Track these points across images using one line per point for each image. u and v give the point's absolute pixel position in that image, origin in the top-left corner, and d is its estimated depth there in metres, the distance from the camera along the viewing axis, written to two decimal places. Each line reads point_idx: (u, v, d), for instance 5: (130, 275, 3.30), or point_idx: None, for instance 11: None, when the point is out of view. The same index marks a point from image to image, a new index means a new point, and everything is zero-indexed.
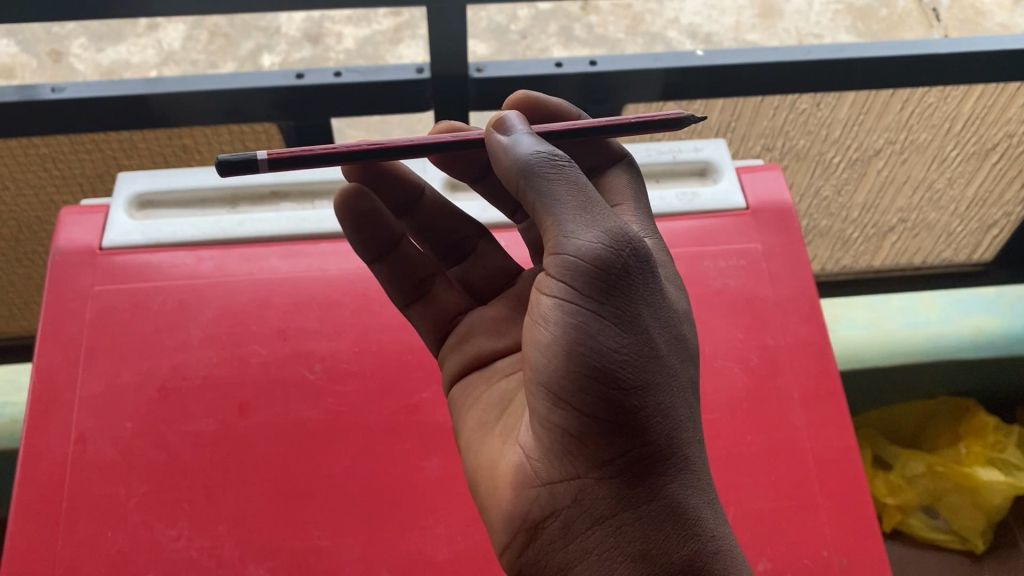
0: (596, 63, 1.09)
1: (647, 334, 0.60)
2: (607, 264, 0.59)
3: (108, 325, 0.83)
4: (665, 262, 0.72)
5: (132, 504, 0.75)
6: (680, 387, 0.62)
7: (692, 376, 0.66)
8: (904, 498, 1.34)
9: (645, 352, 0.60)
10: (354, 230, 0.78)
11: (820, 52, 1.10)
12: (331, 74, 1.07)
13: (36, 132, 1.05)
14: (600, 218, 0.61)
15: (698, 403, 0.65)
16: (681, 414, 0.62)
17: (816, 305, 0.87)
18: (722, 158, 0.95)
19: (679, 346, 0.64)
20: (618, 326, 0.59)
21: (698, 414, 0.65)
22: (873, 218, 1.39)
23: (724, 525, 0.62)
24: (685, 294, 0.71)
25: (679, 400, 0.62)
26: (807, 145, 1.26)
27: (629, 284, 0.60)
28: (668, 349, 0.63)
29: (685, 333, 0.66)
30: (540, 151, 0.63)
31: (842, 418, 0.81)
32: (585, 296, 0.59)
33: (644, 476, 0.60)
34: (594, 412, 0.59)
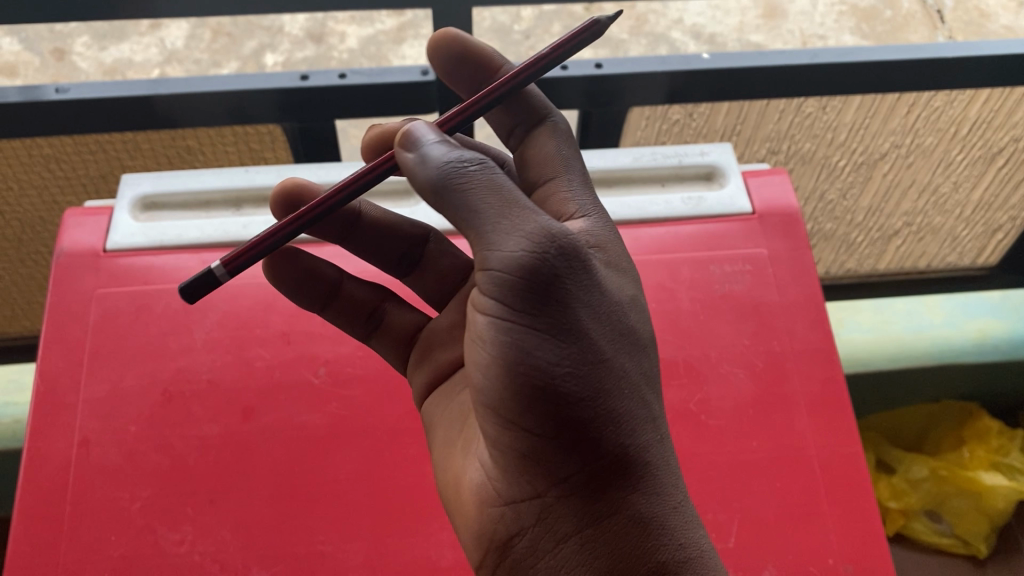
0: (601, 66, 1.09)
1: (590, 339, 0.59)
2: (539, 274, 0.56)
3: (112, 328, 0.83)
4: (611, 244, 0.69)
5: (136, 508, 0.75)
6: (631, 384, 0.61)
7: (644, 367, 0.64)
8: (907, 502, 1.33)
9: (590, 360, 0.59)
10: (294, 292, 0.77)
11: (827, 56, 1.09)
12: (336, 75, 1.06)
13: (41, 133, 1.05)
14: (525, 227, 0.56)
15: (653, 394, 0.65)
16: (633, 415, 0.61)
17: (822, 311, 0.86)
18: (729, 162, 0.94)
19: (629, 338, 0.62)
20: (558, 337, 0.58)
21: (654, 406, 0.64)
22: (877, 221, 1.39)
23: (693, 519, 0.63)
24: (633, 273, 0.70)
25: (631, 401, 0.61)
26: (812, 149, 1.26)
27: (564, 291, 0.58)
28: (615, 346, 0.61)
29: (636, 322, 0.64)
30: (448, 157, 0.58)
31: (851, 425, 0.80)
32: (520, 313, 0.57)
33: (604, 485, 0.61)
34: (543, 432, 0.59)
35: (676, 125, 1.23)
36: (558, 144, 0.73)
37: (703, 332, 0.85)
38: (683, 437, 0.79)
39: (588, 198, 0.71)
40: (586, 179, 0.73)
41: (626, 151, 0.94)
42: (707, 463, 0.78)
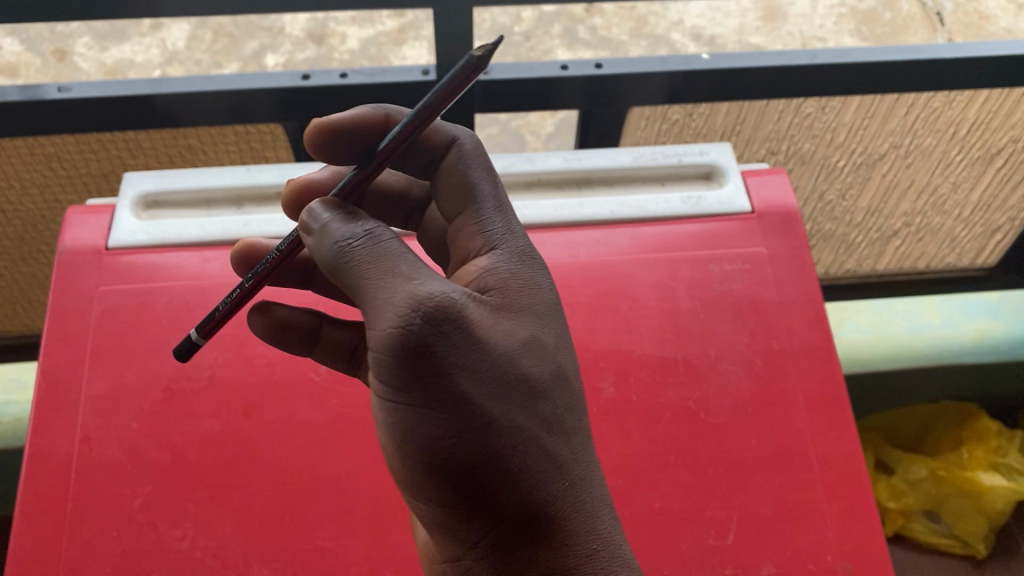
0: (601, 66, 1.09)
1: (471, 406, 0.55)
2: (408, 348, 0.53)
3: (113, 325, 0.83)
4: (529, 273, 0.63)
5: (137, 504, 0.75)
6: (529, 438, 0.57)
7: (557, 411, 0.59)
8: (906, 502, 1.36)
9: (473, 429, 0.55)
10: (274, 341, 0.73)
11: (827, 56, 1.10)
12: (338, 75, 1.07)
13: (43, 132, 1.06)
14: (394, 303, 0.54)
15: (565, 438, 0.59)
16: (533, 473, 0.57)
17: (821, 310, 0.86)
18: (728, 161, 0.94)
19: (528, 388, 0.58)
20: (436, 411, 0.55)
21: (565, 451, 0.59)
22: (876, 222, 1.39)
23: (619, 562, 0.59)
24: (553, 301, 0.63)
25: (529, 458, 0.57)
26: (811, 149, 1.26)
27: (441, 361, 0.54)
28: (513, 403, 0.57)
29: (538, 364, 0.59)
30: (336, 236, 0.57)
31: (850, 423, 0.81)
32: (401, 391, 0.55)
33: (514, 548, 0.58)
34: (444, 504, 0.57)
35: (676, 125, 1.24)
36: (465, 176, 0.65)
37: (702, 330, 0.85)
38: (682, 434, 0.79)
39: (500, 226, 0.65)
40: (501, 201, 0.66)
41: (625, 150, 0.95)
42: (706, 460, 0.78)
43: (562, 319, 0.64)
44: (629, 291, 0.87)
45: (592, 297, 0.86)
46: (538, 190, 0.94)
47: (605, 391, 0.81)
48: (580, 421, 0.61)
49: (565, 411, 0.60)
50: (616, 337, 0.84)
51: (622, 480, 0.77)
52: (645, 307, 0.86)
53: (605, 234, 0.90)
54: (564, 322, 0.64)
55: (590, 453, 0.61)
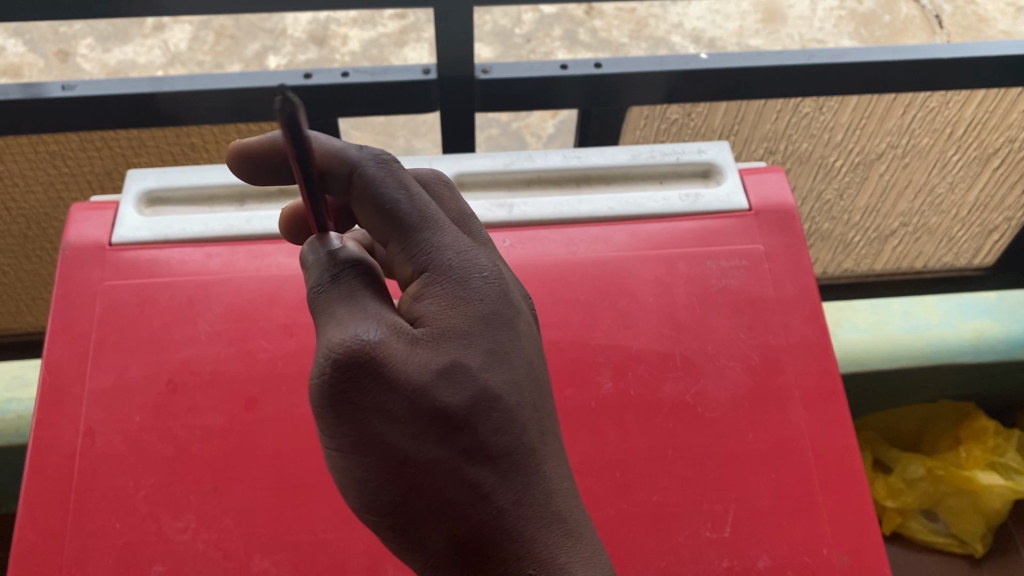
0: (601, 65, 1.10)
1: (384, 448, 0.53)
2: (322, 395, 0.53)
3: (117, 320, 0.84)
4: (457, 290, 0.57)
5: (140, 496, 0.76)
6: (449, 472, 0.54)
7: (485, 437, 0.55)
8: (904, 501, 1.38)
9: (389, 471, 0.54)
10: None
11: (824, 56, 1.11)
12: (339, 74, 1.08)
13: (49, 129, 1.07)
14: (314, 353, 0.54)
15: (494, 464, 0.55)
16: (455, 506, 0.54)
17: (819, 306, 0.87)
18: (726, 160, 0.95)
19: (446, 420, 0.54)
20: (359, 452, 0.54)
21: (494, 478, 0.55)
22: (873, 222, 1.40)
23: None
24: (486, 314, 0.57)
25: (450, 493, 0.54)
26: (809, 148, 1.27)
27: (353, 405, 0.53)
28: (433, 436, 0.54)
29: (455, 392, 0.54)
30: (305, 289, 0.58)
31: (845, 418, 0.81)
32: (331, 434, 0.55)
33: None
34: (390, 539, 0.57)
35: (675, 124, 1.25)
36: (372, 208, 0.59)
37: (701, 325, 0.85)
38: (679, 428, 0.80)
39: (420, 249, 0.58)
40: (423, 215, 0.59)
41: (624, 149, 0.96)
42: (704, 454, 0.79)
43: (504, 329, 0.57)
44: (628, 287, 0.87)
45: (592, 292, 0.86)
46: (538, 187, 0.95)
47: (604, 386, 0.81)
48: (521, 440, 0.56)
49: (493, 436, 0.55)
50: (615, 332, 0.84)
51: (620, 473, 0.77)
52: (644, 303, 0.86)
53: (604, 231, 0.90)
54: (509, 333, 0.58)
55: (535, 473, 0.56)
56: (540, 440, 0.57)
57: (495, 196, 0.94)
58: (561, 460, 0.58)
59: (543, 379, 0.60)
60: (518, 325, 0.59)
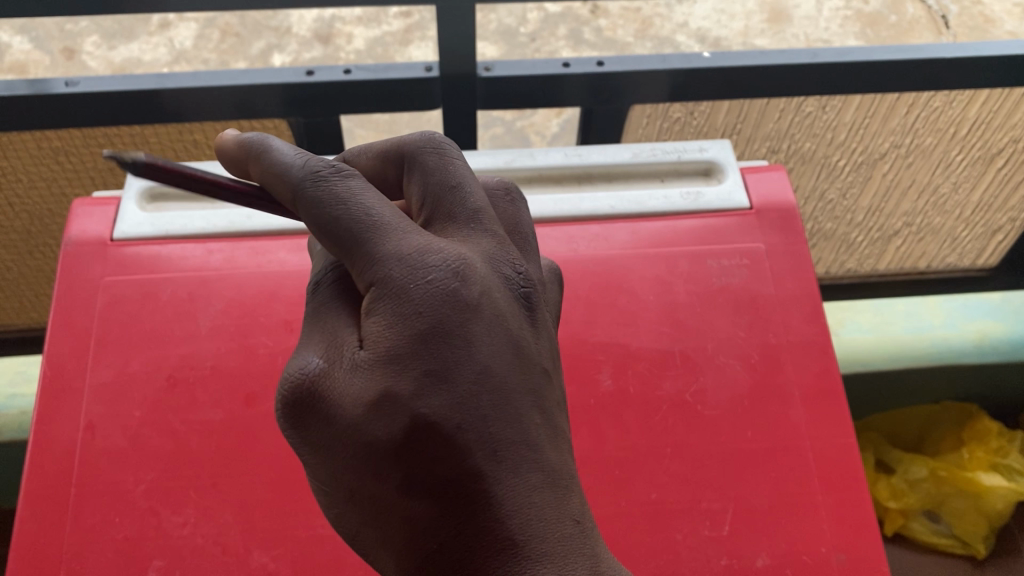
0: (603, 63, 1.11)
1: (332, 478, 0.51)
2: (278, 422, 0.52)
3: (118, 315, 0.83)
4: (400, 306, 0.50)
5: (139, 491, 0.76)
6: (392, 505, 0.50)
7: (426, 470, 0.49)
8: (907, 502, 1.37)
9: (341, 496, 0.52)
10: None
11: (828, 55, 1.11)
12: (341, 71, 1.08)
13: (52, 124, 1.07)
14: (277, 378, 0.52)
15: (436, 497, 0.50)
16: (404, 535, 0.51)
17: (820, 305, 0.86)
18: (727, 158, 0.95)
19: (380, 454, 0.49)
20: (317, 477, 0.52)
21: (439, 510, 0.50)
22: (877, 221, 1.40)
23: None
24: (425, 331, 0.49)
25: (396, 522, 0.51)
26: (812, 148, 1.27)
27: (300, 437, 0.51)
28: (373, 470, 0.49)
29: (384, 427, 0.48)
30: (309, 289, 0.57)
31: (845, 417, 0.81)
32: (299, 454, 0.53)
33: None
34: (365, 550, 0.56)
35: (677, 123, 1.24)
36: (314, 233, 0.52)
37: (702, 323, 0.85)
38: (678, 426, 0.79)
39: (363, 268, 0.51)
40: (368, 227, 0.51)
41: (626, 147, 0.96)
42: (703, 452, 0.78)
43: (450, 344, 0.50)
44: (629, 286, 0.86)
45: (593, 290, 0.86)
46: (539, 185, 0.95)
47: (603, 384, 0.81)
48: (467, 470, 0.50)
49: (433, 468, 0.49)
50: (615, 330, 0.84)
51: (619, 471, 0.77)
52: (644, 301, 0.86)
53: (605, 229, 0.90)
54: (455, 348, 0.50)
55: (485, 504, 0.50)
56: (494, 465, 0.50)
57: None
58: (528, 483, 0.51)
59: (512, 393, 0.51)
60: (471, 333, 0.50)
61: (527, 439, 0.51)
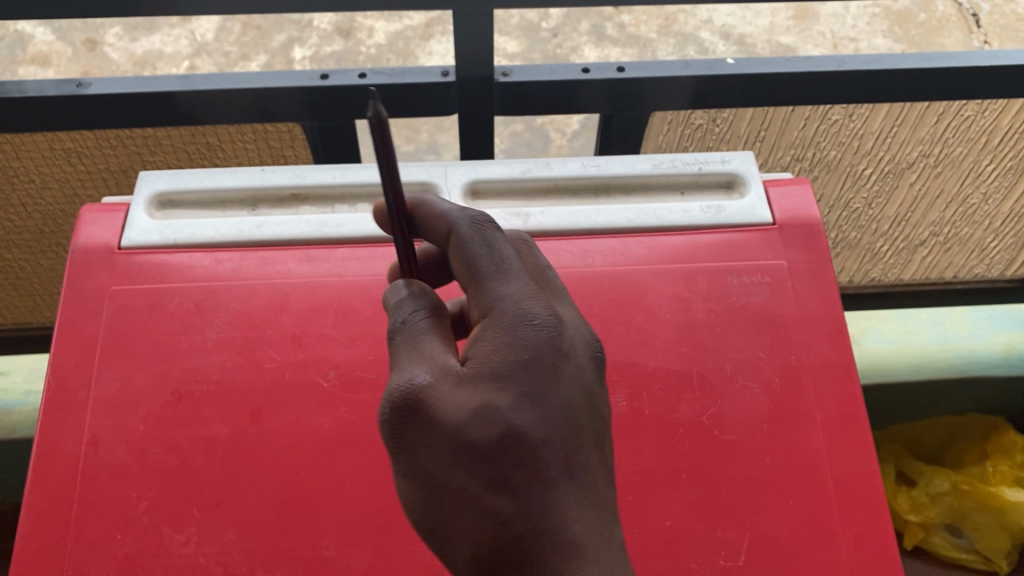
0: (624, 69, 1.08)
1: (424, 472, 0.54)
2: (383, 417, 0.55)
3: (124, 326, 0.82)
4: (513, 331, 0.55)
5: (142, 508, 0.75)
6: (473, 501, 0.53)
7: (516, 472, 0.53)
8: (927, 516, 1.41)
9: (427, 490, 0.54)
10: None
11: (856, 62, 1.07)
12: (356, 75, 1.06)
13: (63, 126, 1.06)
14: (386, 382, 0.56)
15: (514, 498, 0.53)
16: (477, 531, 0.54)
17: (843, 325, 0.83)
18: (750, 171, 0.92)
19: (474, 452, 0.53)
20: (406, 473, 0.55)
21: (516, 511, 0.53)
22: (903, 231, 1.36)
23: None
24: (531, 357, 0.55)
25: (474, 516, 0.54)
26: (838, 156, 1.23)
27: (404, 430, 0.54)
28: (468, 465, 0.53)
29: (482, 430, 0.53)
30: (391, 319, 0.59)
31: (867, 445, 0.78)
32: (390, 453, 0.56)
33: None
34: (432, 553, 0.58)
35: (698, 130, 1.21)
36: (457, 265, 0.60)
37: (721, 343, 0.82)
38: (694, 450, 0.77)
39: (481, 299, 0.57)
40: (493, 268, 0.58)
41: (645, 158, 0.93)
42: (719, 478, 0.76)
43: (546, 373, 0.55)
44: (646, 303, 0.84)
45: (609, 307, 0.83)
46: (555, 197, 0.93)
47: (617, 405, 0.79)
48: (544, 478, 0.53)
49: (519, 471, 0.53)
50: (631, 350, 0.81)
51: (633, 497, 0.75)
52: (661, 319, 0.83)
53: (622, 243, 0.87)
54: (551, 378, 0.55)
55: (554, 515, 0.53)
56: (565, 482, 0.54)
57: (511, 205, 0.91)
58: (591, 504, 0.54)
59: (588, 424, 0.56)
60: (563, 369, 0.56)
61: (593, 469, 0.56)
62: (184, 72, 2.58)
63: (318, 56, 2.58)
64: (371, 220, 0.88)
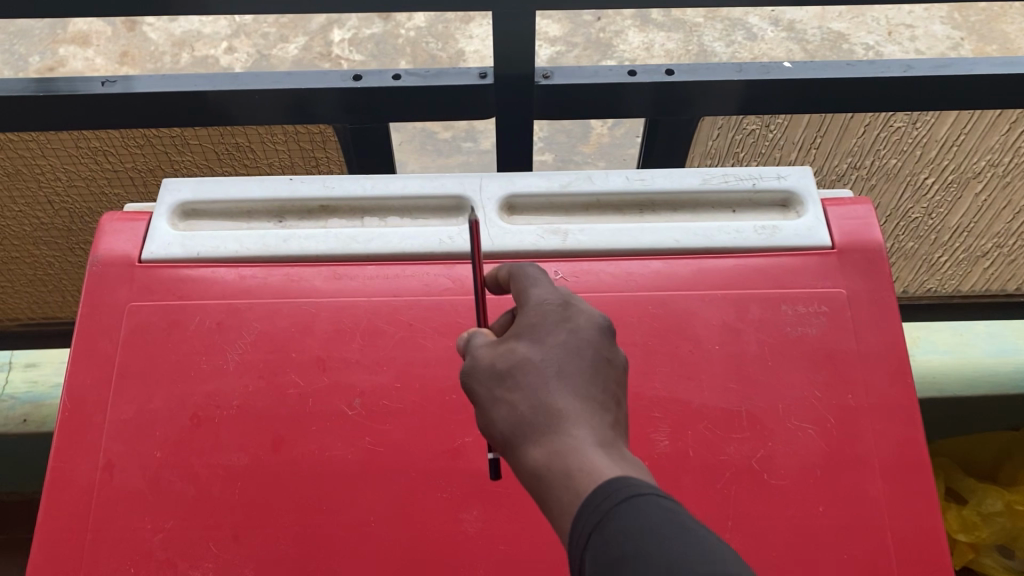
0: (672, 72, 1.02)
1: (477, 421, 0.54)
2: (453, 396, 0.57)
3: (143, 345, 0.78)
4: (527, 303, 0.56)
5: (157, 540, 0.71)
6: (497, 419, 0.52)
7: (522, 383, 0.51)
8: (977, 535, 1.34)
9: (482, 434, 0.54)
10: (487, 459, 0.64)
11: (922, 68, 1.00)
12: (390, 76, 1.01)
13: (89, 125, 1.03)
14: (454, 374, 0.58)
15: (520, 394, 0.51)
16: (497, 436, 0.52)
17: (905, 362, 0.77)
18: (808, 188, 0.86)
19: (488, 369, 0.53)
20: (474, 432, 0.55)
21: (523, 406, 0.51)
22: (964, 243, 1.29)
23: (556, 489, 0.48)
24: (536, 313, 0.54)
25: (494, 420, 0.52)
26: (898, 165, 1.16)
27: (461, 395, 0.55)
28: (492, 393, 0.52)
29: (498, 361, 0.53)
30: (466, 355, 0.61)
31: (929, 494, 0.73)
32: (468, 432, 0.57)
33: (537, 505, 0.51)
34: None
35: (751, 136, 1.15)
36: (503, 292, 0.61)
37: (772, 379, 0.76)
38: (741, 495, 0.72)
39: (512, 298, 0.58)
40: (520, 277, 0.59)
41: (694, 171, 0.87)
42: (767, 528, 0.71)
43: (552, 320, 0.54)
44: (692, 332, 0.78)
45: (653, 336, 0.78)
46: (596, 213, 0.87)
47: (659, 444, 0.74)
48: (545, 374, 0.51)
49: (525, 384, 0.51)
50: (675, 384, 0.76)
51: None
52: (710, 351, 0.77)
53: (668, 265, 0.82)
54: (561, 323, 0.54)
55: (554, 402, 0.50)
56: (565, 378, 0.51)
57: (549, 222, 0.86)
58: (594, 403, 0.51)
59: (599, 353, 0.53)
60: (571, 320, 0.54)
61: (602, 382, 0.52)
62: (222, 53, 2.56)
63: (356, 39, 2.58)
64: (402, 236, 0.84)
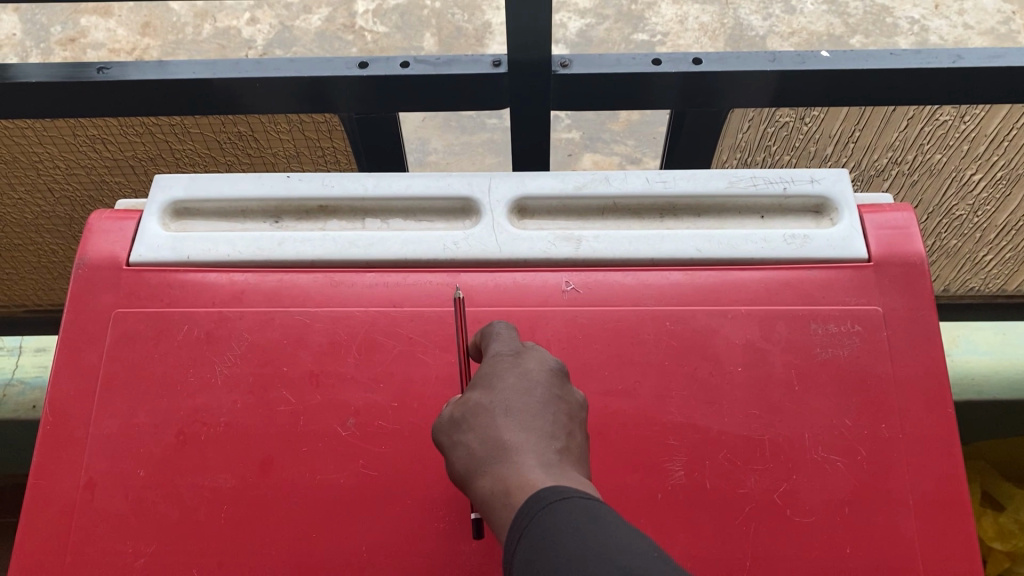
0: (700, 61, 0.95)
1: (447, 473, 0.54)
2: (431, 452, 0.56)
3: (129, 355, 0.74)
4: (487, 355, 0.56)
5: (138, 565, 0.68)
6: (455, 463, 0.51)
7: (471, 422, 0.51)
8: (1015, 543, 1.20)
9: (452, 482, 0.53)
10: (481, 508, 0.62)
11: (972, 59, 0.92)
12: (398, 64, 0.95)
13: (85, 113, 0.98)
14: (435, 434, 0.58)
15: (472, 434, 0.51)
16: (455, 477, 0.51)
17: (945, 390, 0.71)
18: (843, 193, 0.79)
19: (448, 419, 0.53)
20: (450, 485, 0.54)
21: (474, 444, 0.50)
22: (1011, 242, 1.21)
23: (497, 509, 0.47)
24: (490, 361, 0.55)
25: (453, 465, 0.52)
26: (943, 160, 1.08)
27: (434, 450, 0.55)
28: (450, 439, 0.52)
29: (453, 408, 0.53)
30: None
31: (968, 536, 0.67)
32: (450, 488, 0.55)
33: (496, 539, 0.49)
34: None
35: (784, 128, 1.08)
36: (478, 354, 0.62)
37: (798, 406, 0.70)
38: (761, 534, 0.66)
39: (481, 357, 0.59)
40: (486, 337, 0.59)
41: (720, 174, 0.81)
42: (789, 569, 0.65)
43: (503, 364, 0.54)
44: (713, 352, 0.72)
45: (670, 356, 0.72)
46: (613, 217, 0.81)
47: (674, 475, 0.68)
48: (492, 409, 0.51)
49: (475, 423, 0.51)
50: (693, 409, 0.70)
51: None
52: (731, 373, 0.72)
53: (689, 277, 0.76)
54: (512, 367, 0.54)
55: (501, 436, 0.49)
56: (513, 413, 0.50)
57: (561, 227, 0.81)
58: (542, 432, 0.50)
59: (548, 390, 0.52)
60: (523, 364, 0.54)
61: (553, 415, 0.51)
62: (245, 24, 2.50)
63: (380, 10, 2.51)
64: (403, 241, 0.78)
